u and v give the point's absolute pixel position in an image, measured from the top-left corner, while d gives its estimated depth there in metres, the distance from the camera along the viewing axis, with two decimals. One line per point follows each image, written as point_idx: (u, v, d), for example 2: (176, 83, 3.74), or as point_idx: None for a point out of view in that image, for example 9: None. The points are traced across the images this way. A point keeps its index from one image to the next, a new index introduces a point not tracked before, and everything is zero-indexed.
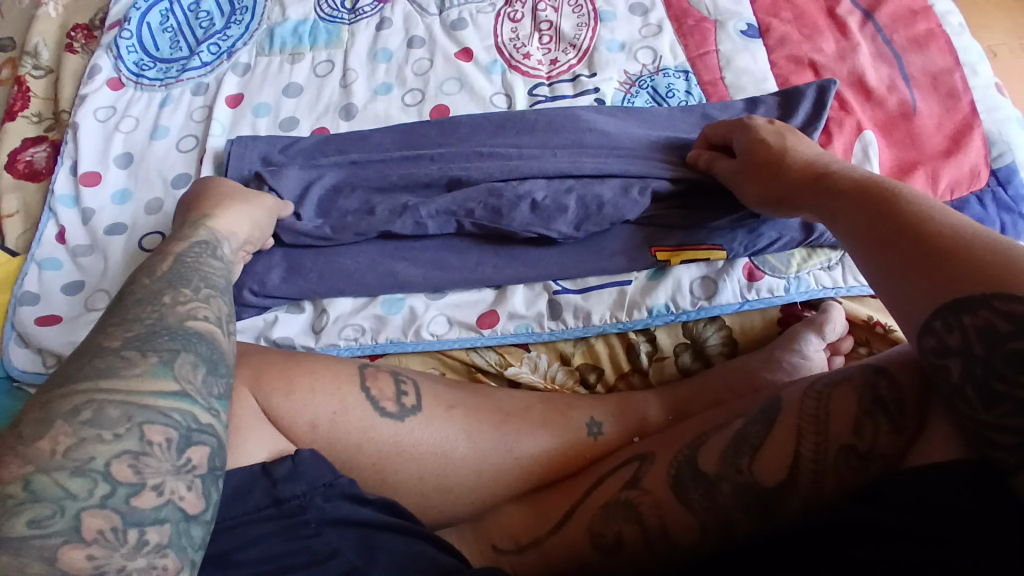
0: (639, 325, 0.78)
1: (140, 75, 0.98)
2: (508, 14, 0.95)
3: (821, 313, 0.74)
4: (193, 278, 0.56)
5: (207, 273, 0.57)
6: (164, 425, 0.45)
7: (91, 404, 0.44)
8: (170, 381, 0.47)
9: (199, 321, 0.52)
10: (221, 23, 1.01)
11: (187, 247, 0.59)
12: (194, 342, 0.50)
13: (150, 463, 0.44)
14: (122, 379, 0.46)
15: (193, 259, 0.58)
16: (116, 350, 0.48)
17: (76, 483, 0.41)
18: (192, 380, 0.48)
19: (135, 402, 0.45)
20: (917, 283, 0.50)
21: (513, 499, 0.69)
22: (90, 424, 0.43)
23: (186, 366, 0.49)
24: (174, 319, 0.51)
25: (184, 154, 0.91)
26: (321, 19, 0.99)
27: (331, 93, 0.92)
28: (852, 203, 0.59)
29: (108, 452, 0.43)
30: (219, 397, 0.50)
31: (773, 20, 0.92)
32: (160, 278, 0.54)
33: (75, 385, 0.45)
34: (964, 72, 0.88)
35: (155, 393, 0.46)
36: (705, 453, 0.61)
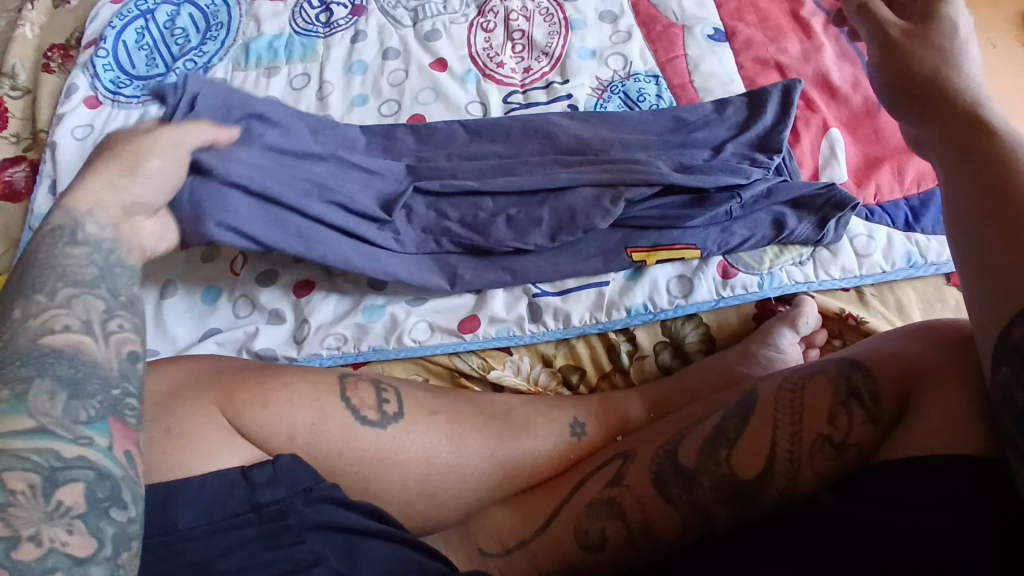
0: (618, 325, 0.79)
1: (117, 93, 0.98)
2: (481, 24, 0.96)
3: (794, 307, 0.76)
4: (49, 277, 0.51)
5: (67, 268, 0.52)
6: (25, 470, 0.41)
7: None
8: (26, 417, 0.43)
9: (56, 335, 0.48)
10: (196, 39, 1.01)
11: (43, 237, 0.54)
12: (64, 363, 0.47)
13: (18, 513, 0.40)
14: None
15: (45, 250, 0.53)
16: None
17: None
18: (50, 412, 0.44)
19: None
20: (1006, 270, 0.46)
21: (497, 502, 0.69)
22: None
23: (43, 396, 0.44)
24: (26, 338, 0.47)
25: None
26: (296, 32, 1.00)
27: (306, 106, 0.93)
28: (976, 146, 0.51)
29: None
30: (90, 422, 0.45)
31: (739, 24, 0.94)
32: (22, 281, 0.51)
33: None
34: None
35: (15, 433, 0.42)
36: (684, 449, 0.62)
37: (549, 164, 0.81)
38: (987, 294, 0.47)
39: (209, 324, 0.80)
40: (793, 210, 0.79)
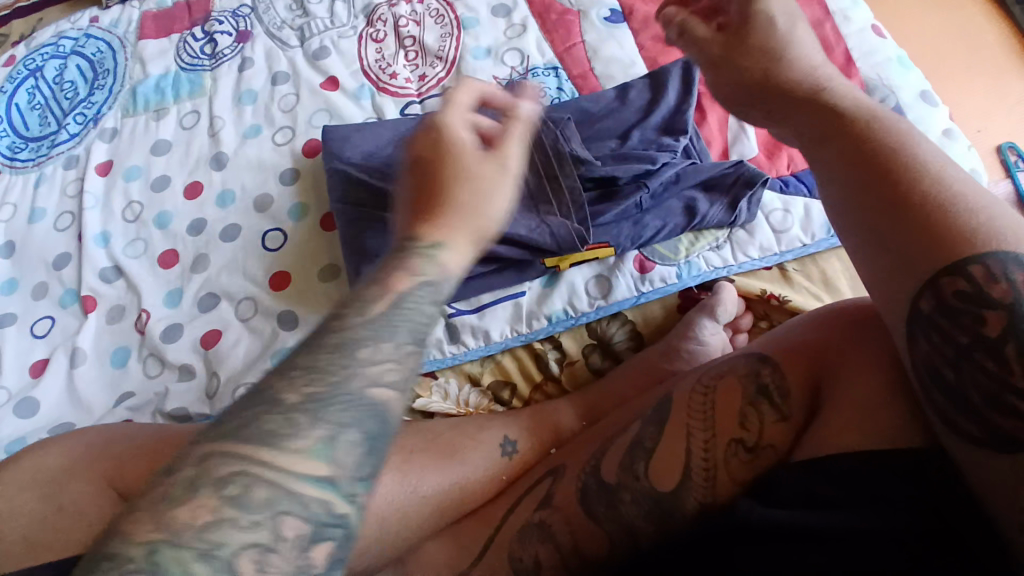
0: (541, 334, 0.76)
1: (13, 158, 0.93)
2: (370, 36, 0.92)
3: (712, 297, 0.73)
4: (401, 327, 0.41)
5: (417, 320, 0.42)
6: (302, 518, 0.36)
7: (215, 467, 0.35)
8: (325, 466, 0.36)
9: (382, 389, 0.39)
10: (86, 90, 0.97)
11: None
12: (365, 412, 0.38)
13: (274, 562, 0.35)
14: (279, 451, 0.35)
15: None
16: None
17: (202, 572, 0.33)
18: (346, 462, 0.37)
19: (281, 484, 0.35)
20: (906, 244, 0.45)
21: (432, 535, 0.67)
22: (235, 504, 0.34)
23: (347, 445, 0.37)
24: (359, 379, 0.38)
25: (62, 233, 0.87)
26: (182, 69, 0.95)
27: (200, 146, 0.89)
28: (833, 128, 0.51)
29: (240, 543, 0.34)
30: (365, 480, 0.38)
31: (635, 1, 0.91)
32: (369, 289, 0.43)
33: (236, 448, 0.35)
34: (834, 23, 0.89)
35: (303, 477, 0.36)
36: (606, 464, 0.60)
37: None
38: (880, 268, 0.47)
39: (123, 387, 0.77)
40: (704, 193, 0.76)
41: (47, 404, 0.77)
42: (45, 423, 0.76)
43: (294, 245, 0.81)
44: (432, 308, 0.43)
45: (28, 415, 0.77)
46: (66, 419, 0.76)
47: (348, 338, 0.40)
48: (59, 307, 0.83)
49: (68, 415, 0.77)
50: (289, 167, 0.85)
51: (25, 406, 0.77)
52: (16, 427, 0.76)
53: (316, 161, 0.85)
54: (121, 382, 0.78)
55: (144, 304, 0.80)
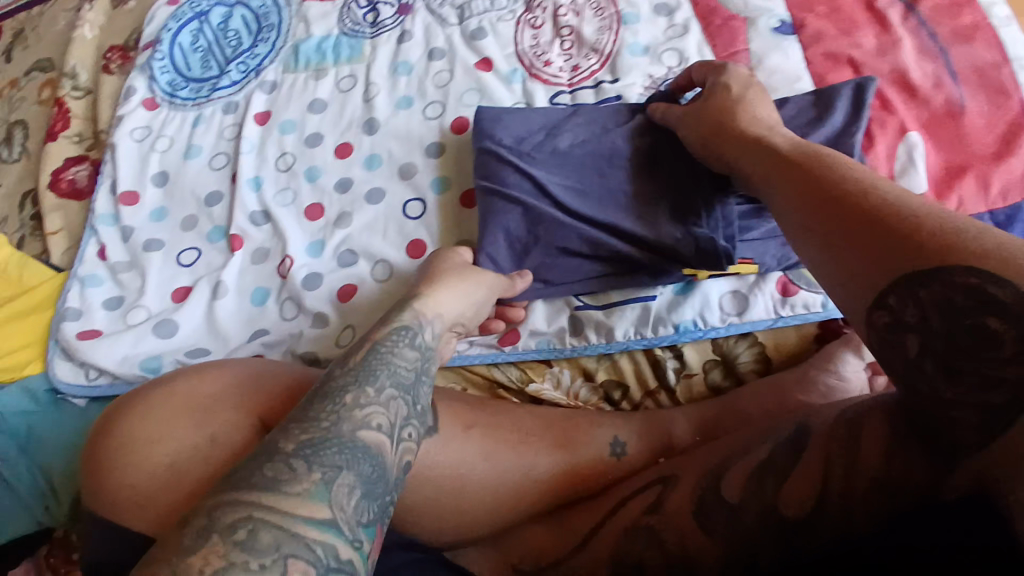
0: (664, 342, 0.75)
1: (173, 95, 1.01)
2: (528, 21, 0.93)
3: (861, 332, 0.72)
4: (382, 373, 0.53)
5: (397, 368, 0.54)
6: (308, 561, 0.41)
7: (248, 521, 0.42)
8: (324, 508, 0.44)
9: (371, 431, 0.49)
10: (249, 41, 1.03)
11: (387, 333, 0.57)
12: (358, 458, 0.47)
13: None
14: (282, 497, 0.43)
15: (389, 348, 0.55)
16: (287, 457, 0.45)
17: None
18: (344, 506, 0.45)
19: (286, 530, 0.42)
20: (872, 257, 0.49)
21: (534, 518, 0.68)
22: (242, 549, 0.41)
23: (343, 488, 0.45)
24: (348, 425, 0.48)
25: (216, 172, 0.93)
26: (344, 33, 0.99)
27: (353, 109, 0.93)
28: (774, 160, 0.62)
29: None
30: (366, 525, 0.46)
31: (807, 15, 0.87)
32: (354, 347, 0.56)
33: (242, 496, 0.43)
34: (1011, 69, 0.81)
35: (304, 521, 0.43)
36: (729, 481, 0.59)
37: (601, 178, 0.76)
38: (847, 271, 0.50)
39: (257, 325, 0.82)
40: None
41: (183, 329, 0.82)
42: (182, 346, 0.82)
43: (435, 215, 0.84)
44: (410, 345, 0.57)
45: (165, 336, 0.82)
46: (201, 346, 0.82)
47: (333, 392, 0.51)
48: (203, 240, 0.89)
49: (203, 342, 0.82)
50: (437, 141, 0.88)
51: (163, 327, 0.82)
52: (154, 345, 0.82)
53: (462, 138, 0.88)
54: (258, 320, 0.82)
55: (289, 250, 0.84)
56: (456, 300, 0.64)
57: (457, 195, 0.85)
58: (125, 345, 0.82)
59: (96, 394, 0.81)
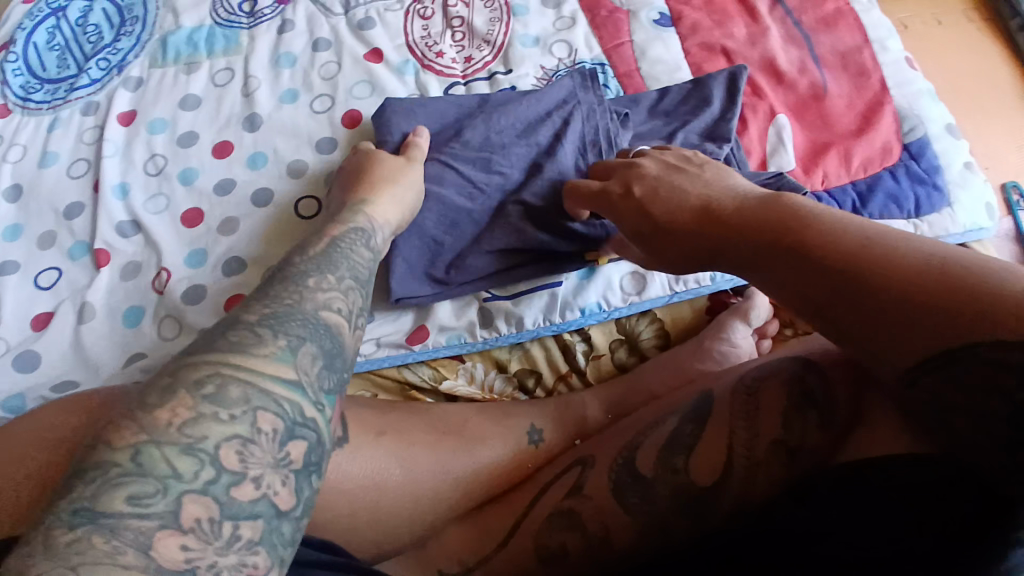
0: (573, 326, 0.77)
1: (26, 99, 0.89)
2: (417, 12, 0.91)
3: (745, 301, 0.76)
4: (341, 265, 0.54)
5: (354, 263, 0.55)
6: (275, 414, 0.41)
7: (217, 377, 0.41)
8: (288, 369, 0.43)
9: (332, 313, 0.49)
10: (110, 35, 0.92)
11: (344, 232, 0.59)
12: (320, 333, 0.47)
13: (254, 452, 0.40)
14: (249, 357, 0.43)
15: (348, 244, 0.57)
16: (251, 325, 0.45)
17: (184, 463, 0.38)
18: (309, 370, 0.45)
19: (254, 384, 0.42)
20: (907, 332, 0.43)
21: (454, 519, 0.66)
22: (210, 402, 0.40)
23: (307, 356, 0.45)
24: (312, 305, 0.48)
25: (75, 180, 0.83)
26: (218, 24, 0.92)
27: (231, 104, 0.86)
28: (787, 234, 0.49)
29: (221, 434, 0.39)
30: (327, 393, 0.45)
31: (684, 8, 0.92)
32: (314, 240, 0.57)
33: (211, 352, 0.43)
34: (872, 50, 0.90)
35: (271, 378, 0.42)
36: (642, 456, 0.61)
37: (499, 172, 0.76)
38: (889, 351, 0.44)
39: (133, 348, 0.74)
40: None
41: (47, 360, 0.73)
42: (47, 378, 0.72)
43: None
44: (360, 246, 0.59)
45: (26, 369, 0.72)
46: (69, 376, 0.72)
47: (301, 282, 0.50)
48: (65, 258, 0.79)
49: (71, 372, 0.73)
50: (328, 136, 0.84)
51: (25, 359, 0.73)
52: (15, 380, 0.72)
53: (355, 133, 0.84)
54: (132, 342, 0.74)
55: (165, 262, 0.77)
56: (389, 205, 0.67)
57: None
58: None
59: None
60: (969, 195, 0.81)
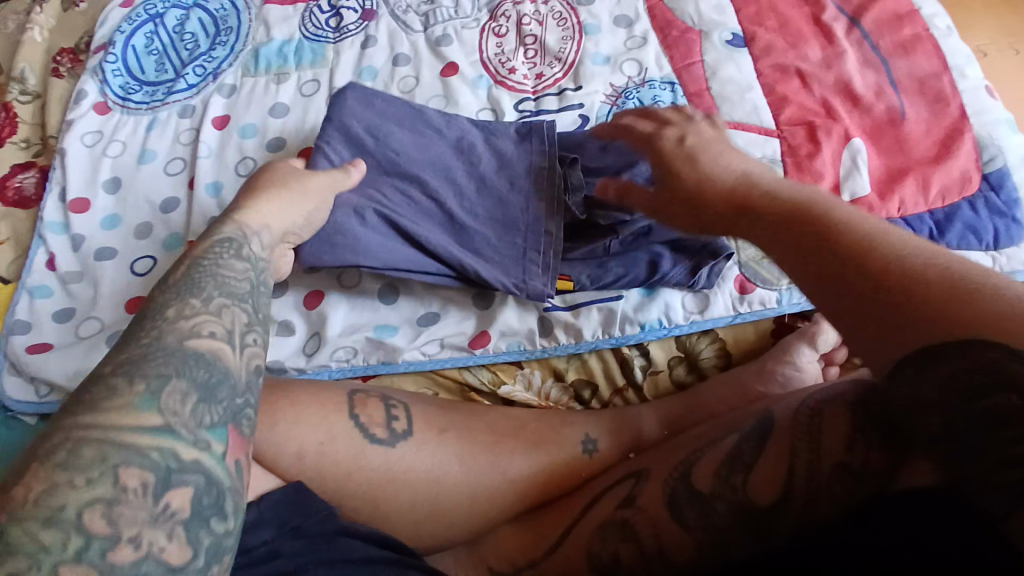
0: (631, 340, 0.77)
1: (126, 99, 0.97)
2: (493, 29, 0.95)
3: (813, 324, 0.75)
4: (206, 284, 0.51)
5: (224, 278, 0.52)
6: (140, 467, 0.40)
7: (67, 442, 0.39)
8: (152, 415, 0.42)
9: (201, 339, 0.47)
10: (206, 44, 1.00)
11: (209, 246, 0.54)
12: (190, 365, 0.45)
13: (124, 511, 0.38)
14: (101, 413, 0.41)
15: (211, 260, 0.53)
16: (106, 377, 0.43)
17: (49, 536, 0.36)
18: (178, 411, 0.43)
19: (109, 441, 0.40)
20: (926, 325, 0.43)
21: (508, 521, 0.68)
22: (64, 468, 0.38)
23: (175, 396, 0.43)
24: (174, 336, 0.46)
25: (172, 177, 0.90)
26: (306, 37, 0.98)
27: (316, 113, 0.92)
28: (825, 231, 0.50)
29: (77, 500, 0.37)
30: (210, 428, 0.44)
31: (757, 29, 0.92)
32: (174, 273, 0.52)
33: (66, 420, 0.41)
34: (952, 77, 0.87)
35: (132, 428, 0.41)
36: (698, 472, 0.60)
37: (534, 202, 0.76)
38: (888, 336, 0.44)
39: None
40: None
41: None
42: None
43: None
44: (232, 257, 0.54)
45: None
46: None
47: (166, 316, 0.48)
48: (159, 248, 0.86)
49: None
50: None
51: (116, 340, 0.79)
52: None
53: None
54: None
55: None
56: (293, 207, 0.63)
57: None
58: (76, 359, 0.79)
59: (44, 412, 0.78)
60: None
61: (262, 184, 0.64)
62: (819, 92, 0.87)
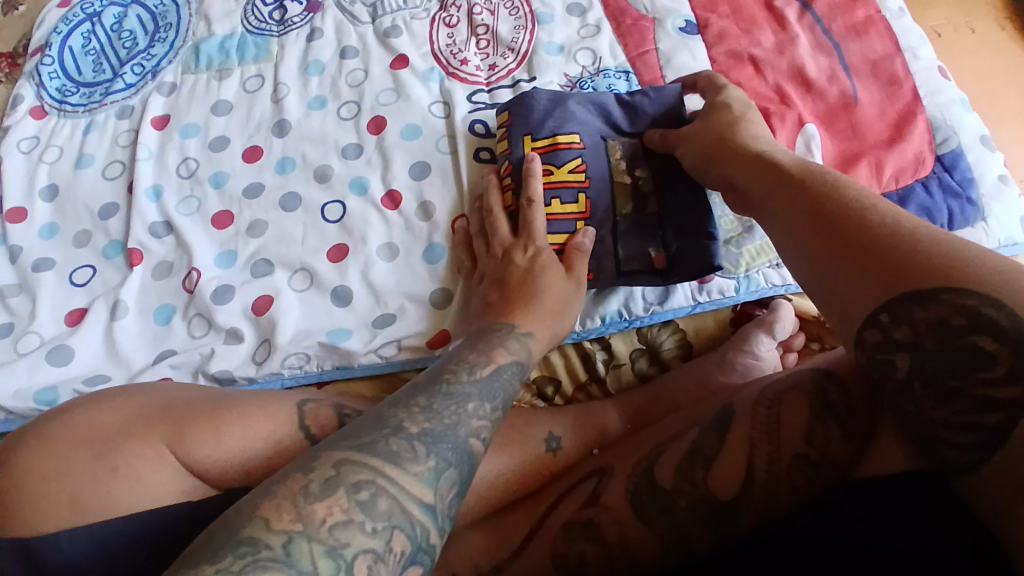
0: (593, 334, 0.76)
1: (63, 102, 0.92)
2: (443, 20, 0.92)
3: (770, 312, 0.75)
4: (500, 393, 0.54)
5: (507, 392, 0.55)
6: (407, 536, 0.43)
7: (371, 486, 0.43)
8: (430, 494, 0.44)
9: (479, 441, 0.49)
10: (145, 41, 0.95)
11: (508, 361, 0.57)
12: (462, 458, 0.47)
13: (382, 570, 0.41)
14: (402, 471, 0.44)
15: (507, 377, 0.56)
16: (411, 437, 0.46)
17: (326, 564, 0.39)
18: (445, 496, 0.45)
19: (399, 502, 0.43)
20: (853, 276, 0.50)
21: (471, 526, 0.66)
22: (362, 510, 0.42)
23: (447, 482, 0.46)
24: (464, 430, 0.49)
25: (111, 182, 0.85)
26: (250, 32, 0.94)
27: (262, 110, 0.88)
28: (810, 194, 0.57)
29: (361, 545, 0.41)
30: (453, 519, 0.46)
31: (710, 16, 0.91)
32: (479, 359, 0.56)
33: (367, 459, 0.44)
34: (904, 58, 0.88)
35: (414, 499, 0.44)
36: (662, 467, 0.60)
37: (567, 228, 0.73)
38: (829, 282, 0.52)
39: (164, 346, 0.76)
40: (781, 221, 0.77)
41: (79, 356, 0.75)
42: (79, 373, 0.74)
43: (352, 218, 0.81)
44: (518, 379, 0.57)
45: (60, 364, 0.74)
46: (101, 372, 0.74)
47: (459, 392, 0.51)
48: (100, 257, 0.81)
49: (103, 368, 0.75)
50: (354, 142, 0.85)
51: (58, 354, 0.75)
52: (48, 375, 0.74)
53: (379, 138, 0.85)
54: (164, 341, 0.76)
55: (195, 263, 0.79)
56: (548, 314, 0.65)
57: (377, 198, 0.82)
58: (16, 377, 0.73)
59: None
60: (1004, 209, 0.79)
61: (522, 295, 0.66)
62: (773, 78, 0.86)
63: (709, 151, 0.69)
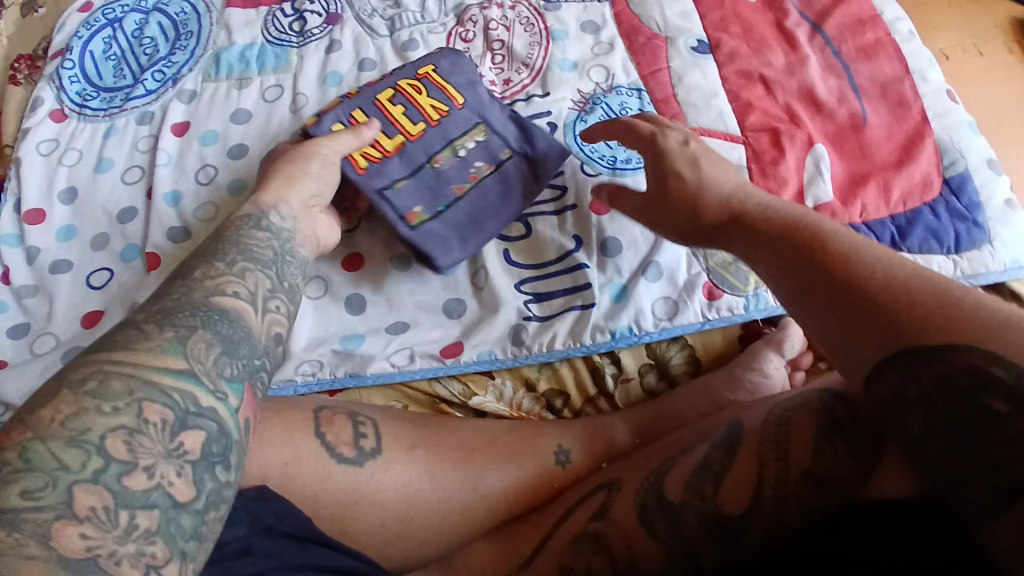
0: (602, 348, 0.77)
1: (82, 106, 0.93)
2: (460, 35, 0.94)
3: (779, 332, 0.77)
4: (232, 250, 0.57)
5: (251, 249, 0.58)
6: (163, 405, 0.45)
7: (98, 375, 0.45)
8: (177, 361, 0.47)
9: (227, 298, 0.53)
10: (165, 49, 0.97)
11: (231, 221, 0.60)
12: (213, 320, 0.51)
13: (144, 442, 0.44)
14: (136, 353, 0.47)
15: (233, 232, 0.59)
16: (138, 323, 0.49)
17: (70, 454, 0.42)
18: (203, 360, 0.48)
19: (143, 379, 0.46)
20: (861, 329, 0.50)
21: (480, 536, 0.67)
22: (94, 397, 0.44)
23: (200, 345, 0.49)
24: (205, 292, 0.52)
25: (130, 187, 0.87)
26: (269, 42, 0.96)
27: (280, 119, 0.90)
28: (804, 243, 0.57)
29: (105, 426, 0.43)
30: (231, 381, 0.49)
31: (723, 35, 0.93)
32: (223, 237, 0.59)
33: (120, 354, 0.47)
34: (913, 81, 0.89)
35: (159, 371, 0.46)
36: (671, 482, 0.60)
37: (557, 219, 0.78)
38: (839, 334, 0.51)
39: None
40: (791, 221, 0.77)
41: None
42: None
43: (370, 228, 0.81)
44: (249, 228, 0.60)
45: None
46: None
47: (194, 264, 0.55)
48: (117, 261, 0.83)
49: None
50: None
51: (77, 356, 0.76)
52: None
53: None
54: None
55: None
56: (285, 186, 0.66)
57: None
58: (33, 375, 0.75)
59: None
60: (1011, 233, 0.80)
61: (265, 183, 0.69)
62: (784, 98, 0.88)
63: (681, 198, 0.68)
